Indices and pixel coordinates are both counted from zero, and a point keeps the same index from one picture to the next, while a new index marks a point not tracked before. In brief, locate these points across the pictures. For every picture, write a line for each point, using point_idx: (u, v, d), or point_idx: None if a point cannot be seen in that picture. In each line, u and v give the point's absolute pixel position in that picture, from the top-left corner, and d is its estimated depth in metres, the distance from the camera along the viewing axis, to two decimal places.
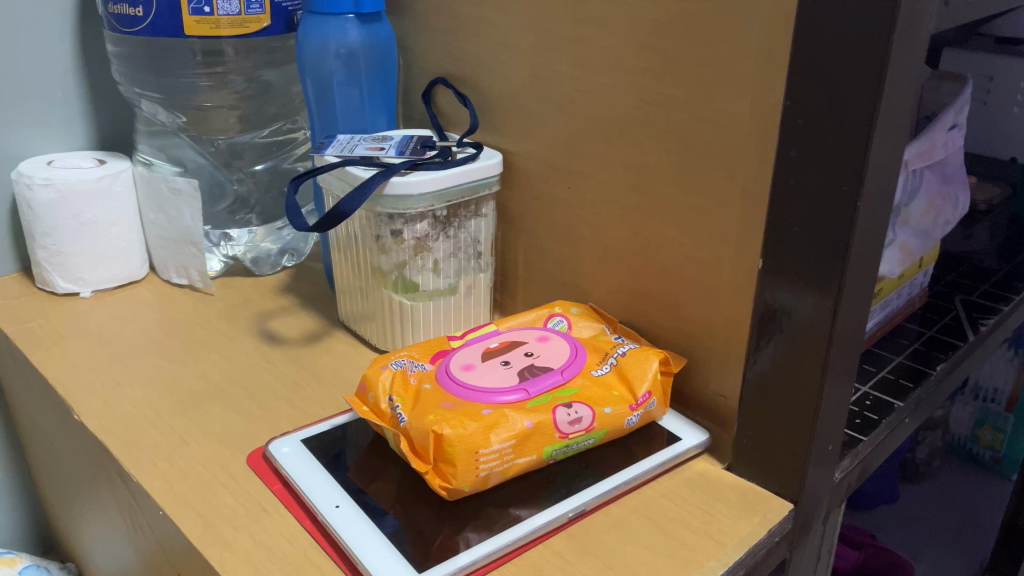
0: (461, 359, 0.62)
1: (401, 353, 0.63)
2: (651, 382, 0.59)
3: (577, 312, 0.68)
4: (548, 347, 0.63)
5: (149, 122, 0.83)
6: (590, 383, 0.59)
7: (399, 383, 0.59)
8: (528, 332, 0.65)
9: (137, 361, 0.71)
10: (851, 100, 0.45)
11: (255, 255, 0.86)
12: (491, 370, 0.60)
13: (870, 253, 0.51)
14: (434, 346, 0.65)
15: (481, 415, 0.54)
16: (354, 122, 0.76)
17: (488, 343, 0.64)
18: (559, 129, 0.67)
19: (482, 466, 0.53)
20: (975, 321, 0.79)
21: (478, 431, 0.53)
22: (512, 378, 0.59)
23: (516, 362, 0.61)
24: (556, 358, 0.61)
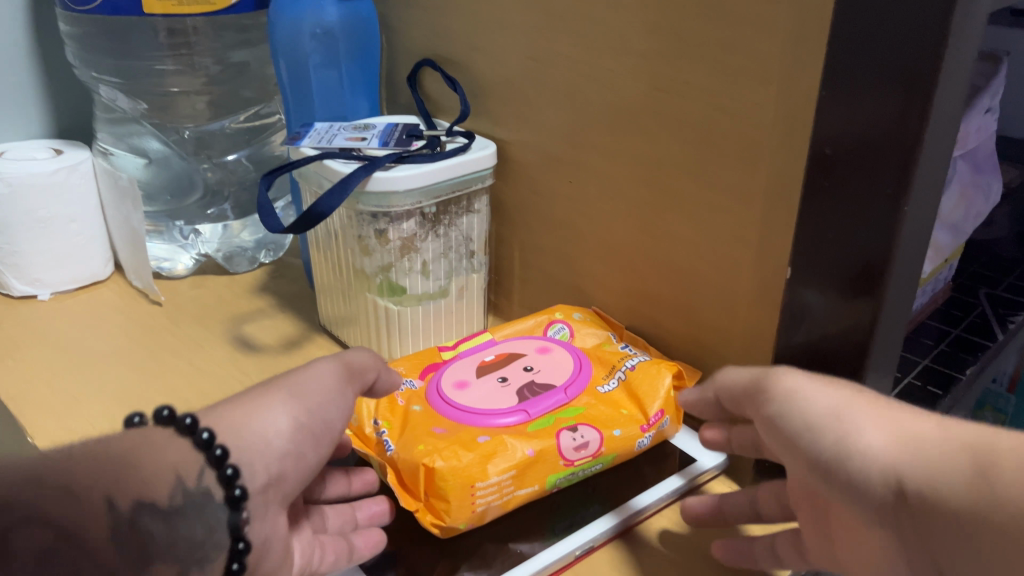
0: (454, 376, 0.56)
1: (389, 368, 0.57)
2: (664, 399, 0.54)
3: (580, 319, 0.62)
4: (548, 361, 0.58)
5: (108, 107, 0.76)
6: (597, 401, 0.54)
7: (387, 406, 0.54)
8: (527, 343, 0.60)
9: (99, 373, 0.65)
10: (899, 92, 0.39)
11: (229, 251, 0.80)
12: (487, 388, 0.55)
13: (914, 260, 0.45)
14: (425, 360, 0.59)
15: (477, 444, 0.49)
16: (333, 107, 0.69)
17: (483, 356, 0.59)
18: (559, 117, 0.61)
19: (479, 501, 0.47)
20: (1002, 320, 0.75)
21: (475, 463, 0.47)
22: (510, 399, 0.54)
23: (515, 379, 0.56)
24: (559, 374, 0.56)
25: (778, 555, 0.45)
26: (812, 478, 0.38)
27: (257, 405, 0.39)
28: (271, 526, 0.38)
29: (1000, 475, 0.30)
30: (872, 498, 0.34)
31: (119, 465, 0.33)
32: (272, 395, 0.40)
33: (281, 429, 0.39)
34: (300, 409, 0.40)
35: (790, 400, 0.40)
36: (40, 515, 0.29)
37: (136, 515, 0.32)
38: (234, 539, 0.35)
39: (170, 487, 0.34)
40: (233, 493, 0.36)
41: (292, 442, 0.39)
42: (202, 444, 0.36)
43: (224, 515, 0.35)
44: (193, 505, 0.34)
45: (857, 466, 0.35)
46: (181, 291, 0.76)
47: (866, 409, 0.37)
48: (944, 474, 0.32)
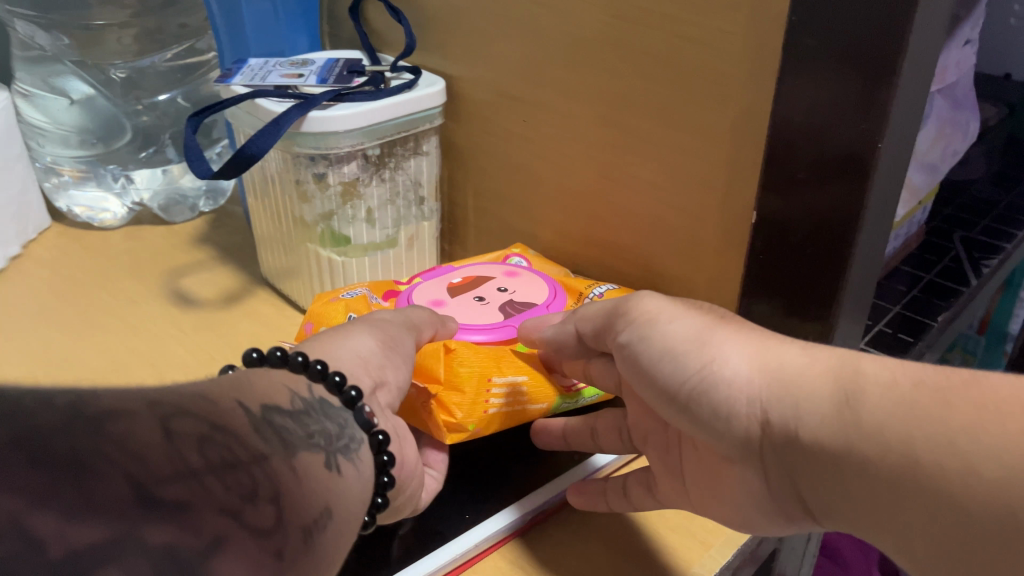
0: (425, 298, 0.53)
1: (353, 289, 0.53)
2: None
3: (529, 255, 0.59)
4: (521, 279, 0.55)
5: (25, 45, 0.70)
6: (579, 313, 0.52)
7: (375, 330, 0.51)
8: (480, 266, 0.57)
9: (21, 332, 0.60)
10: (877, 12, 0.35)
11: (166, 200, 0.76)
12: (465, 307, 0.52)
13: (890, 201, 0.41)
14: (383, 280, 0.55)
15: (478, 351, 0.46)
16: (268, 43, 0.64)
17: (446, 279, 0.55)
18: (511, 49, 0.56)
19: (493, 401, 0.44)
20: (977, 263, 0.72)
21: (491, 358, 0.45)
22: (493, 314, 0.51)
23: (491, 298, 0.53)
24: (535, 289, 0.53)
25: (626, 494, 0.43)
26: (670, 407, 0.38)
27: (339, 338, 0.40)
28: (393, 426, 0.39)
29: (864, 403, 0.31)
30: (741, 426, 0.35)
31: (237, 381, 0.29)
32: (350, 331, 0.41)
33: (372, 354, 0.40)
34: (379, 337, 0.42)
35: (651, 322, 0.39)
36: (185, 407, 0.24)
37: (267, 412, 0.28)
38: (372, 433, 0.35)
39: (286, 396, 0.31)
40: (348, 394, 0.35)
41: (383, 361, 0.40)
42: (299, 364, 0.35)
43: (351, 416, 0.35)
44: (315, 408, 0.32)
45: (725, 396, 0.35)
46: (115, 242, 0.72)
47: (728, 333, 0.37)
48: (810, 402, 0.32)
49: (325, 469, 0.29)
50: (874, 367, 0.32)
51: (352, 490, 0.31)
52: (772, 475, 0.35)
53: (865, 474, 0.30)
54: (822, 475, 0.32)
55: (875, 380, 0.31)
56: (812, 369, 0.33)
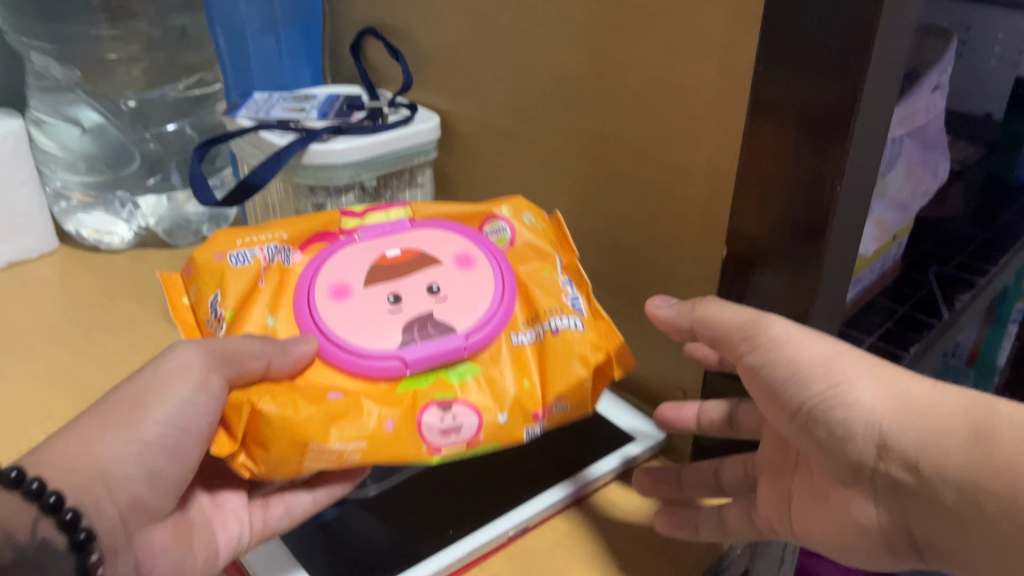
0: (341, 272, 0.46)
1: (264, 237, 0.47)
2: (566, 384, 0.44)
3: (527, 227, 0.50)
4: (471, 283, 0.46)
5: (39, 76, 0.72)
6: (497, 363, 0.44)
7: (264, 299, 0.45)
8: (444, 236, 0.49)
9: (25, 350, 0.63)
10: (833, 65, 0.38)
11: (171, 224, 0.78)
12: (371, 305, 0.45)
13: (852, 239, 0.44)
14: (315, 228, 0.48)
15: (325, 399, 0.41)
16: (273, 78, 0.67)
17: (388, 244, 0.48)
18: (501, 87, 0.59)
19: (308, 463, 0.40)
20: (950, 296, 0.74)
21: (315, 419, 0.40)
22: (393, 335, 0.43)
23: (410, 300, 0.45)
24: (469, 312, 0.45)
25: (722, 521, 0.46)
26: (793, 427, 0.39)
27: (112, 433, 0.40)
28: (135, 555, 0.41)
29: (998, 442, 0.32)
30: (857, 450, 0.37)
31: None
32: (103, 424, 0.40)
33: (131, 468, 0.40)
34: (131, 432, 0.40)
35: (776, 345, 0.39)
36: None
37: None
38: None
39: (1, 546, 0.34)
40: (77, 537, 0.36)
41: (142, 475, 0.40)
42: (32, 495, 0.35)
43: (69, 561, 0.36)
44: (30, 558, 0.35)
45: (846, 418, 0.36)
46: (120, 265, 0.75)
47: (859, 363, 0.37)
48: (938, 436, 0.34)
49: None
50: (1010, 409, 0.33)
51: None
52: (880, 502, 0.37)
53: (994, 515, 0.32)
54: (935, 508, 0.34)
55: (1009, 419, 0.32)
56: (949, 403, 0.35)
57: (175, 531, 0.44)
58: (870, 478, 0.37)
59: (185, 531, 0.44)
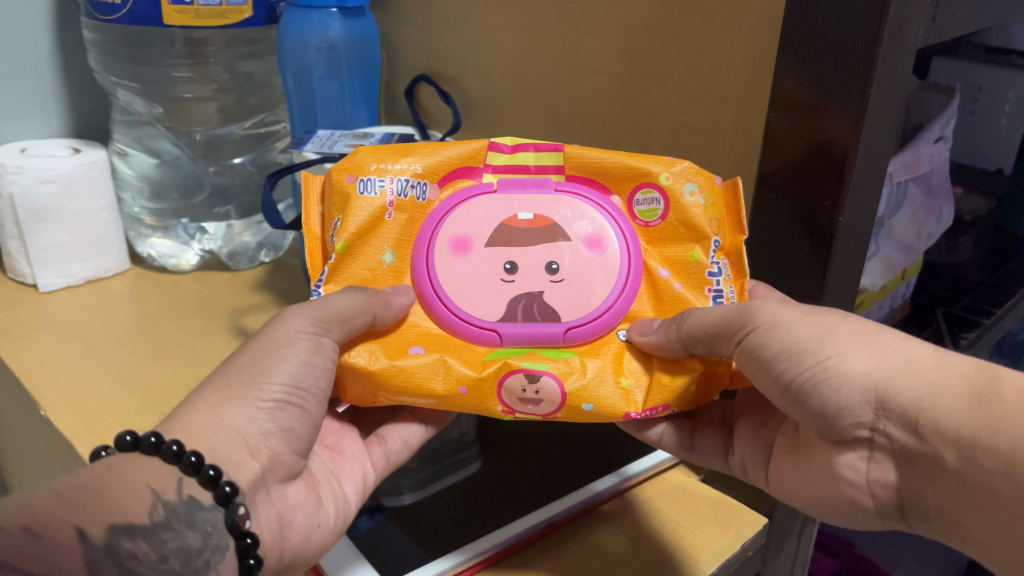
0: (466, 226, 0.47)
1: (405, 168, 0.48)
2: (661, 394, 0.43)
3: (683, 202, 0.47)
4: (594, 269, 0.46)
5: (125, 111, 0.82)
6: (598, 354, 0.45)
7: (388, 234, 0.48)
8: (578, 204, 0.48)
9: (106, 355, 0.69)
10: (836, 114, 0.44)
11: (232, 249, 0.85)
12: (487, 266, 0.46)
13: (854, 266, 0.49)
14: (457, 163, 0.49)
15: (407, 353, 0.44)
16: (336, 117, 0.75)
17: (523, 203, 0.48)
18: (542, 130, 0.66)
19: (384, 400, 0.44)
20: (956, 334, 0.80)
21: (397, 375, 0.43)
22: (497, 306, 0.45)
23: (525, 274, 0.46)
24: (580, 303, 0.45)
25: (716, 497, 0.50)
26: (784, 399, 0.42)
27: (240, 399, 0.41)
28: (279, 509, 0.43)
29: (1001, 404, 0.36)
30: (853, 413, 0.40)
31: (95, 490, 0.36)
32: (227, 389, 0.42)
33: (264, 426, 0.42)
34: (254, 394, 0.42)
35: (781, 334, 0.41)
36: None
37: (115, 538, 0.35)
38: (240, 537, 0.39)
39: (147, 503, 0.37)
40: (221, 491, 0.39)
41: (274, 433, 0.42)
42: (172, 456, 0.38)
43: (219, 515, 0.39)
44: (179, 514, 0.38)
45: (840, 386, 0.40)
46: (186, 284, 0.81)
47: (854, 334, 0.40)
48: (937, 397, 0.38)
49: None
50: (1012, 376, 0.36)
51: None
52: (875, 459, 0.42)
53: (993, 473, 0.36)
54: (940, 471, 0.38)
55: (1014, 385, 0.36)
56: (949, 371, 0.38)
57: (310, 487, 0.46)
58: (868, 441, 0.41)
59: (316, 488, 0.47)
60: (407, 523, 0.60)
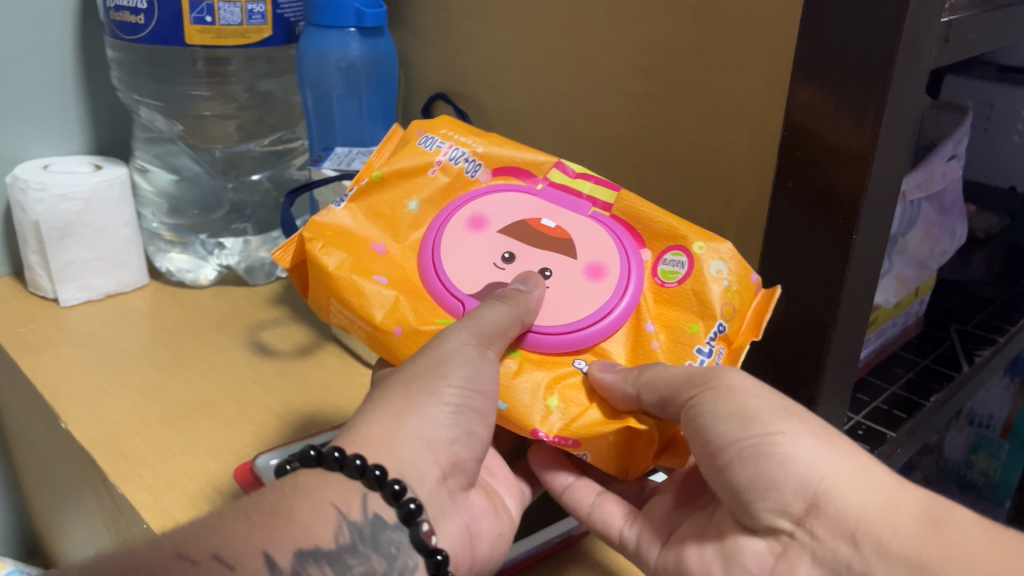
0: (485, 207, 0.51)
1: (469, 145, 0.53)
2: (577, 429, 0.43)
3: (706, 274, 0.48)
4: (585, 293, 0.48)
5: (147, 128, 0.84)
6: (546, 368, 0.46)
7: (425, 188, 0.52)
8: (603, 236, 0.50)
9: (127, 369, 0.70)
10: (851, 133, 0.44)
11: (249, 264, 0.85)
12: (486, 252, 0.49)
13: (869, 282, 0.49)
14: (520, 164, 0.52)
15: (369, 277, 0.48)
16: (353, 134, 0.77)
17: (554, 213, 0.51)
18: (558, 147, 0.66)
19: (330, 306, 0.49)
20: (970, 351, 0.79)
21: (348, 283, 0.47)
22: (478, 285, 0.48)
23: (518, 266, 0.49)
24: (556, 315, 0.47)
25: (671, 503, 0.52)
26: (720, 467, 0.43)
27: (422, 408, 0.43)
28: (466, 518, 0.45)
29: (949, 535, 0.39)
30: (782, 501, 0.42)
31: (271, 518, 0.38)
32: (411, 403, 0.43)
33: (448, 431, 0.43)
34: (434, 403, 0.43)
35: (740, 403, 0.43)
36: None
37: (301, 563, 0.37)
38: (431, 554, 0.41)
39: (332, 527, 0.39)
40: (408, 508, 0.40)
41: (456, 439, 0.44)
42: (355, 470, 0.41)
43: (405, 534, 0.41)
44: (365, 534, 0.40)
45: (784, 465, 0.41)
46: (204, 299, 0.82)
47: (808, 429, 0.42)
48: (885, 513, 0.40)
49: None
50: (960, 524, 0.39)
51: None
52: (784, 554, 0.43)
53: None
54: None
55: (963, 529, 0.39)
56: (903, 493, 0.41)
57: (486, 497, 0.48)
58: (786, 537, 0.42)
59: (491, 497, 0.49)
60: None
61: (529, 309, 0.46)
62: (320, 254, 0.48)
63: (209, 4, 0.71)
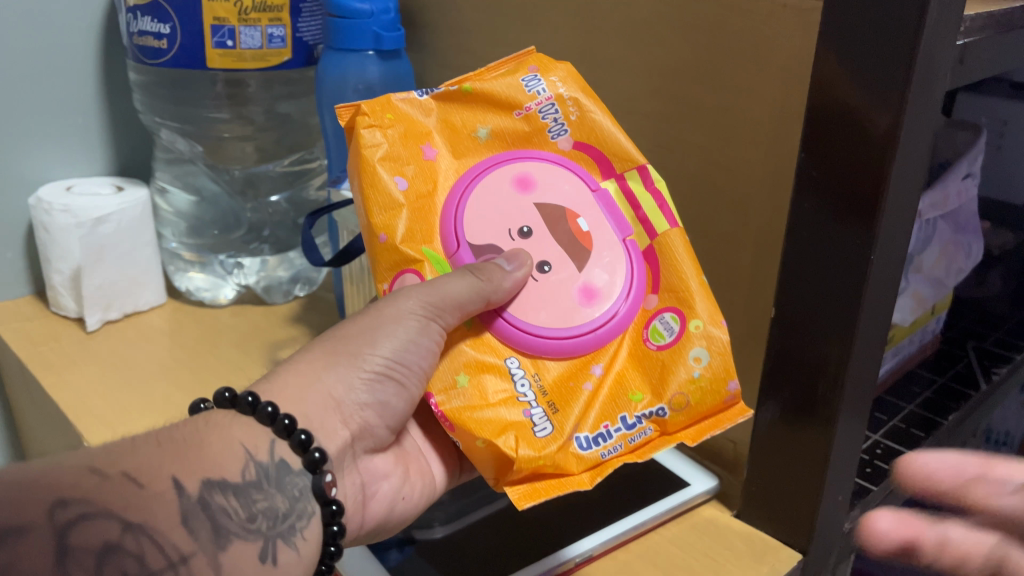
0: (540, 176, 0.52)
1: (568, 105, 0.53)
2: (460, 414, 0.46)
3: (682, 355, 0.49)
4: (568, 306, 0.49)
5: (167, 149, 0.86)
6: (482, 352, 0.48)
7: (497, 124, 0.52)
8: (621, 262, 0.51)
9: (146, 387, 0.71)
10: (867, 155, 0.45)
11: (267, 283, 0.87)
12: (511, 213, 0.51)
13: (886, 301, 0.50)
14: (604, 151, 0.53)
15: (395, 179, 0.49)
16: None
17: (594, 218, 0.52)
18: None
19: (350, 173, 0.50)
20: (987, 369, 0.79)
21: (373, 169, 0.48)
22: (482, 237, 0.50)
23: (529, 245, 0.50)
24: (529, 308, 0.49)
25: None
26: None
27: (345, 368, 0.48)
28: (364, 476, 0.50)
29: None
30: None
31: (193, 451, 0.40)
32: (335, 361, 0.48)
33: (361, 395, 0.48)
34: (354, 367, 0.48)
35: None
36: (106, 512, 0.35)
37: (208, 492, 0.39)
38: (326, 504, 0.44)
39: (240, 465, 0.41)
40: (312, 457, 0.44)
41: (368, 403, 0.48)
42: (267, 417, 0.43)
43: (307, 481, 0.44)
44: (270, 475, 0.42)
45: None
46: (223, 318, 0.83)
47: None
48: None
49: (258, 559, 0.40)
50: None
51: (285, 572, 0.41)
52: None
53: None
54: None
55: None
56: None
57: (397, 460, 0.53)
58: None
59: (405, 462, 0.54)
60: (438, 558, 0.60)
61: (499, 292, 0.47)
62: (366, 130, 0.48)
63: (230, 28, 0.72)
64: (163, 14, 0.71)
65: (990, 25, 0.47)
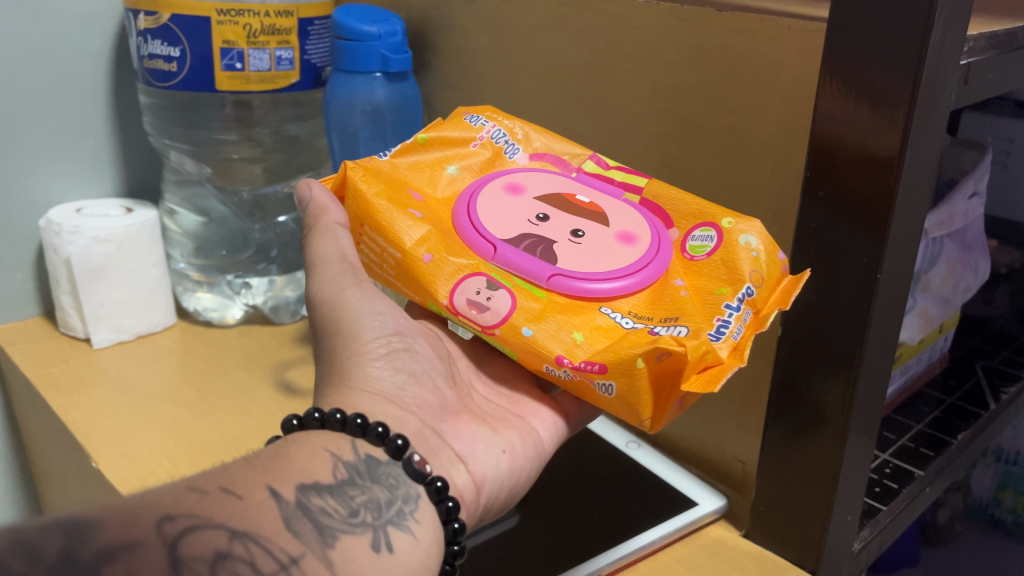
0: (524, 180, 0.54)
1: (515, 131, 0.57)
2: (607, 355, 0.44)
3: (735, 245, 0.48)
4: (612, 250, 0.50)
5: (176, 171, 0.87)
6: (577, 313, 0.48)
7: (468, 156, 0.56)
8: (632, 214, 0.53)
9: (155, 409, 0.71)
10: (873, 174, 0.45)
11: (274, 302, 0.87)
12: (520, 212, 0.52)
13: (894, 318, 0.50)
14: (558, 154, 0.57)
15: (407, 211, 0.51)
16: None
17: (586, 191, 0.54)
18: None
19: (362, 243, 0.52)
20: (996, 389, 0.79)
21: (387, 209, 0.51)
22: (507, 232, 0.51)
23: (552, 223, 0.51)
24: (582, 263, 0.49)
25: None
26: None
27: (366, 365, 0.48)
28: (458, 450, 0.49)
29: None
30: None
31: (280, 467, 0.40)
32: (347, 366, 0.48)
33: (393, 376, 0.48)
34: (366, 359, 0.48)
35: None
36: (211, 522, 0.34)
37: (303, 495, 0.38)
38: (431, 481, 0.44)
39: (327, 472, 0.41)
40: (395, 444, 0.44)
41: (406, 379, 0.49)
42: (337, 425, 0.44)
43: (400, 469, 0.44)
44: (360, 471, 0.42)
45: None
46: (230, 337, 0.83)
47: None
48: None
49: (371, 549, 0.39)
50: None
51: (404, 557, 0.40)
52: None
53: None
54: None
55: None
56: None
57: (486, 426, 0.52)
58: None
59: (497, 426, 0.53)
60: None
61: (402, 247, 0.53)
62: (359, 183, 0.52)
63: (239, 51, 0.73)
64: (172, 37, 0.72)
65: (992, 45, 0.48)
